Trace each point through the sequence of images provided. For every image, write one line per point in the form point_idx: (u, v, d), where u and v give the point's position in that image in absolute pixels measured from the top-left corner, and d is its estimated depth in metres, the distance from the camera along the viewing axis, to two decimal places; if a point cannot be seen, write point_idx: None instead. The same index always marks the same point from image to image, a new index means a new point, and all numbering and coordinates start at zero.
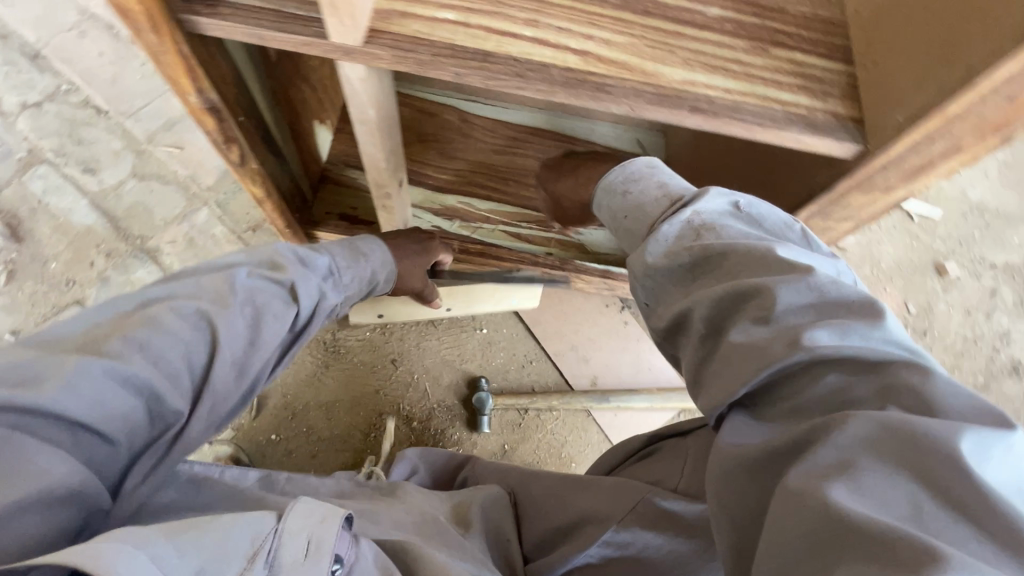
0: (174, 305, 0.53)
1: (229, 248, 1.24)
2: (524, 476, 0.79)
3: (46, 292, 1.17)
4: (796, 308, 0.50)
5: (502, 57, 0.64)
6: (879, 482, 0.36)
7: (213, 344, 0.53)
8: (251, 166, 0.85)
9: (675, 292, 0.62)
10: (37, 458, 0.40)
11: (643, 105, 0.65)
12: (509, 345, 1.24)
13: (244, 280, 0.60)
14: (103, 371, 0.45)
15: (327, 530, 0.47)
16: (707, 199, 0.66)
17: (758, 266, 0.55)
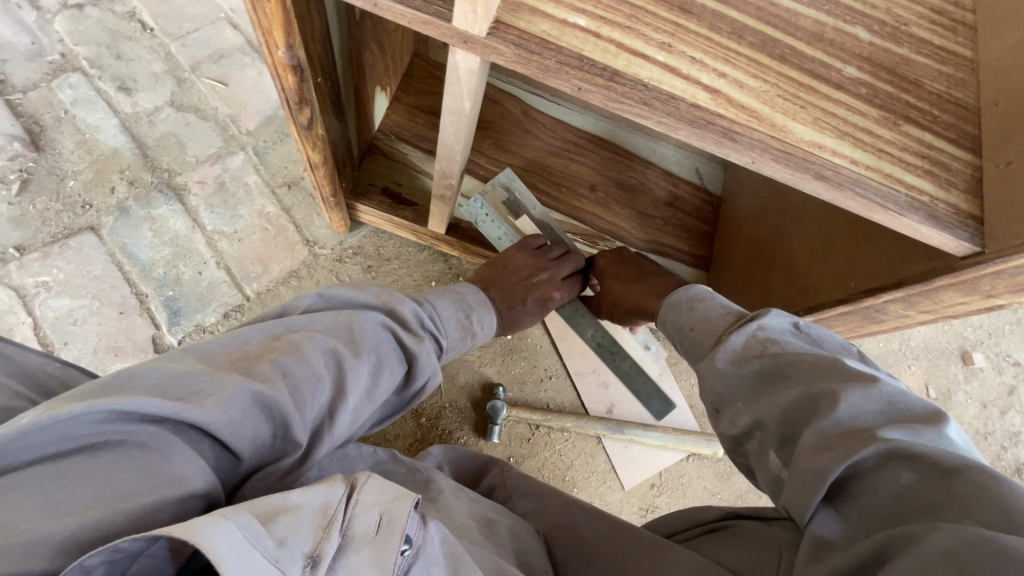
0: (316, 342, 0.52)
1: (260, 201, 1.17)
2: (564, 512, 0.70)
3: (59, 211, 1.09)
4: (866, 408, 0.43)
5: (629, 79, 0.58)
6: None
7: (338, 389, 0.51)
8: (316, 132, 0.78)
9: (742, 400, 0.53)
10: (175, 462, 0.38)
11: (765, 160, 0.61)
12: (531, 356, 1.20)
13: (371, 328, 0.58)
14: (257, 394, 0.43)
15: (401, 508, 0.44)
16: (766, 316, 0.57)
17: (818, 363, 0.48)
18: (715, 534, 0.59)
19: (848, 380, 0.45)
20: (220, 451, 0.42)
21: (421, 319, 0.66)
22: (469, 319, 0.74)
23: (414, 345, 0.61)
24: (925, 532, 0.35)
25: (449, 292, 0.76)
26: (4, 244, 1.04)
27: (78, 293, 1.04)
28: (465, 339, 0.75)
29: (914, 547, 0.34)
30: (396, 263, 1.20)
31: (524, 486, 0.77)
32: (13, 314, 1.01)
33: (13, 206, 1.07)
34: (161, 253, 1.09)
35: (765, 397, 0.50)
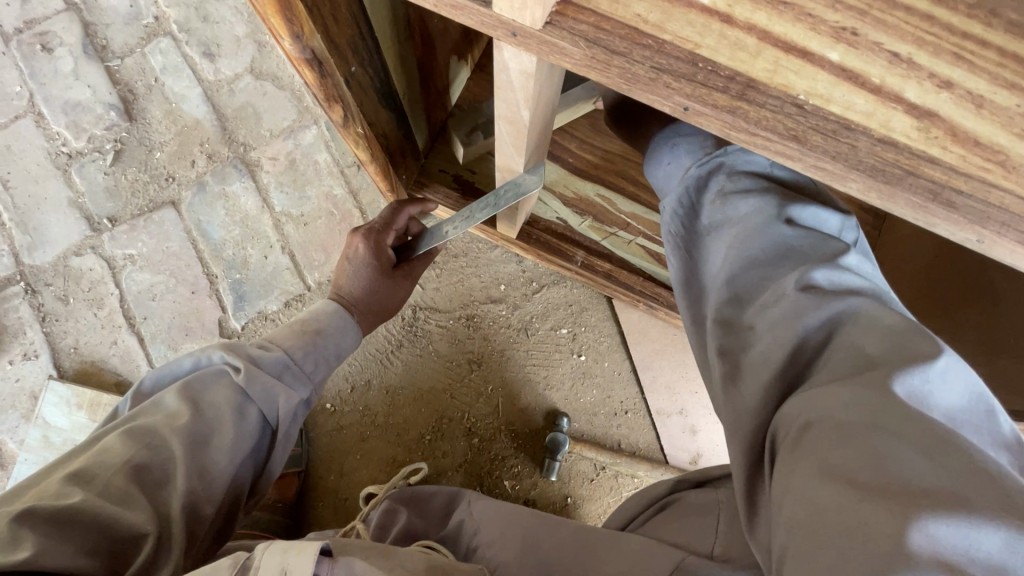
0: (130, 431, 0.55)
1: (328, 181, 1.09)
2: (523, 550, 0.63)
3: (146, 182, 1.10)
4: (786, 242, 0.48)
5: (773, 95, 0.36)
6: (857, 447, 0.32)
7: (170, 460, 0.54)
8: (356, 130, 0.65)
9: (698, 250, 0.54)
10: None
11: (1003, 243, 0.36)
12: (605, 384, 1.03)
13: (194, 387, 0.59)
14: (63, 515, 0.46)
15: (304, 555, 0.42)
16: (736, 155, 0.56)
17: (759, 216, 0.50)
18: (663, 511, 0.65)
19: (783, 228, 0.48)
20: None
21: (254, 352, 0.64)
22: (314, 333, 0.70)
23: (244, 375, 0.61)
24: (817, 381, 0.38)
25: (308, 325, 0.72)
26: (99, 214, 1.08)
27: (158, 269, 1.06)
28: (336, 362, 0.72)
29: (813, 407, 0.36)
30: (463, 261, 1.07)
31: (486, 517, 0.71)
32: (103, 284, 1.06)
33: (108, 176, 1.10)
34: (232, 233, 1.07)
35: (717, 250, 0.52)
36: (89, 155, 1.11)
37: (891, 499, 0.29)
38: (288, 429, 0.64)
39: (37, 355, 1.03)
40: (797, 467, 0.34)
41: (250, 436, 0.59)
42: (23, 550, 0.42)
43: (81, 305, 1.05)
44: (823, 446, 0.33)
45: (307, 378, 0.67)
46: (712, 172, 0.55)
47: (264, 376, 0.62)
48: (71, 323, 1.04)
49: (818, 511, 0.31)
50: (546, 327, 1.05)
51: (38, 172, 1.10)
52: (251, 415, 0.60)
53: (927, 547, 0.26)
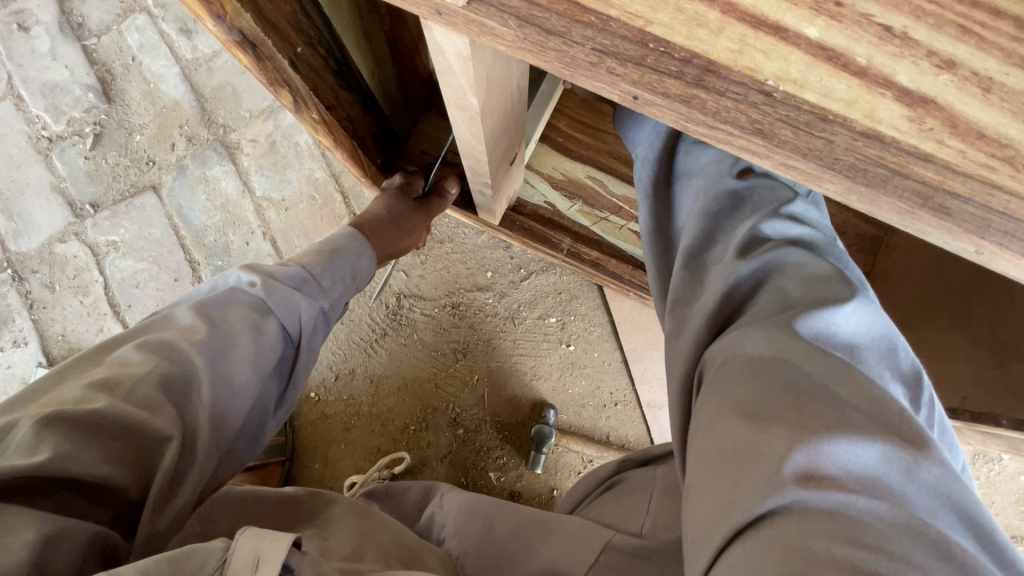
0: (149, 344, 0.51)
1: (309, 164, 1.05)
2: (484, 538, 0.61)
3: (127, 167, 1.08)
4: (739, 199, 0.49)
5: (735, 80, 0.30)
6: (767, 385, 0.35)
7: (193, 370, 0.51)
8: (313, 116, 0.61)
9: (663, 204, 0.54)
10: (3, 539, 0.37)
11: (1007, 254, 0.30)
12: (594, 375, 1.00)
13: (210, 303, 0.56)
14: (91, 421, 0.44)
15: (278, 542, 0.41)
16: None
17: (717, 166, 0.51)
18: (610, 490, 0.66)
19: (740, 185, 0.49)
20: (84, 489, 0.43)
21: (273, 269, 0.64)
22: (331, 253, 0.70)
23: (264, 291, 0.60)
24: (745, 324, 0.41)
25: (322, 246, 0.72)
26: (81, 200, 1.07)
27: (141, 255, 1.05)
28: (353, 279, 0.72)
29: (735, 350, 0.39)
30: (449, 247, 1.03)
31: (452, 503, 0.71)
32: (88, 271, 1.05)
33: (88, 161, 1.08)
34: (213, 219, 1.05)
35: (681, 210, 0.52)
36: (69, 139, 1.08)
37: (790, 428, 0.32)
38: (308, 339, 0.63)
39: (26, 342, 1.03)
40: (713, 403, 0.37)
41: (277, 344, 0.58)
42: (43, 454, 0.41)
43: (67, 293, 1.05)
44: (736, 384, 0.36)
45: (326, 293, 0.67)
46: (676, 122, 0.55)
47: (282, 288, 0.62)
48: (58, 311, 1.04)
49: (724, 442, 0.34)
50: (534, 316, 1.02)
51: (19, 157, 1.08)
52: (270, 325, 0.58)
53: (803, 464, 0.31)
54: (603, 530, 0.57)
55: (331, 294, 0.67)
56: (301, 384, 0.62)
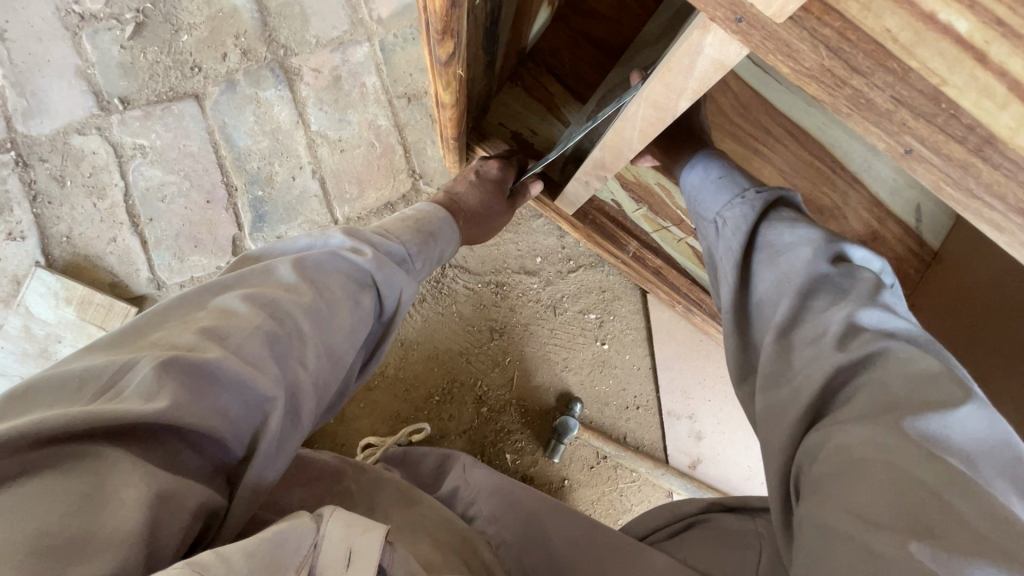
0: (254, 298, 0.48)
1: (373, 109, 0.99)
2: (526, 533, 0.66)
3: (168, 67, 0.98)
4: (825, 281, 0.50)
5: (1014, 157, 0.31)
6: (879, 475, 0.36)
7: (295, 331, 0.48)
8: (455, 71, 0.57)
9: (745, 276, 0.56)
10: (120, 488, 0.34)
11: None
12: (623, 376, 1.02)
13: (310, 265, 0.55)
14: (204, 369, 0.40)
15: (370, 536, 0.40)
16: (780, 192, 0.61)
17: (805, 247, 0.53)
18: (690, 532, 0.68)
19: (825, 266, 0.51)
20: (193, 439, 0.40)
21: (371, 239, 0.62)
22: (427, 235, 0.70)
23: (369, 262, 0.58)
24: (842, 416, 0.42)
25: (420, 227, 0.71)
26: (110, 92, 0.96)
27: (172, 167, 0.96)
28: (433, 265, 0.71)
29: (831, 442, 0.40)
30: None
31: (486, 482, 0.73)
32: (107, 172, 0.95)
33: (124, 51, 0.97)
34: (260, 144, 0.98)
35: (761, 280, 0.55)
36: (105, 22, 0.97)
37: (907, 531, 0.33)
38: (400, 319, 0.62)
39: (24, 237, 0.93)
40: (821, 489, 0.38)
41: (366, 323, 0.56)
42: (161, 400, 0.37)
43: (79, 191, 0.95)
44: (846, 474, 0.38)
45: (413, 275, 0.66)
46: (758, 207, 0.60)
47: (390, 264, 0.60)
48: (66, 209, 0.94)
49: (842, 545, 0.35)
50: (575, 309, 1.02)
51: (42, 29, 0.95)
52: (368, 299, 0.57)
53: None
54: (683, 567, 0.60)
55: (417, 275, 0.68)
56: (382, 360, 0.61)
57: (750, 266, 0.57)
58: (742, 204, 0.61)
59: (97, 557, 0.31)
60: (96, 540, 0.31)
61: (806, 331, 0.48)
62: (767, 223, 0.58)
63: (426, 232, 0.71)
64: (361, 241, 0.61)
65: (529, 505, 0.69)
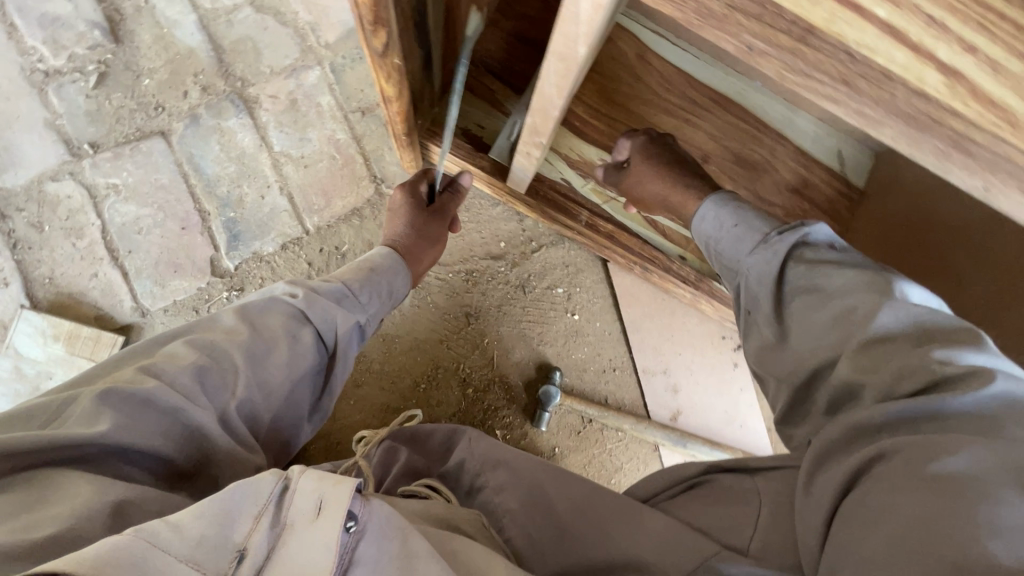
0: (195, 340, 0.58)
1: (331, 125, 1.07)
2: (531, 502, 0.68)
3: (133, 110, 1.04)
4: (896, 321, 0.51)
5: (832, 41, 0.38)
6: (938, 487, 0.39)
7: (230, 366, 0.57)
8: (392, 60, 0.65)
9: (796, 310, 0.59)
10: (73, 486, 0.45)
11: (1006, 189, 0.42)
12: (596, 343, 1.08)
13: (256, 310, 0.63)
14: (137, 397, 0.50)
15: (340, 489, 0.42)
16: (816, 225, 0.63)
17: (859, 284, 0.55)
18: (693, 490, 0.66)
19: (886, 298, 0.53)
20: (134, 458, 0.50)
21: (314, 285, 0.70)
22: (368, 271, 0.76)
23: (302, 301, 0.66)
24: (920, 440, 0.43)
25: (363, 266, 0.78)
26: (79, 139, 1.02)
27: (145, 201, 1.02)
28: (386, 298, 0.78)
29: (919, 456, 0.42)
30: (465, 216, 1.08)
31: (491, 452, 0.76)
32: (83, 213, 1.00)
33: (90, 100, 1.03)
34: (227, 169, 1.04)
35: (814, 312, 0.57)
36: (69, 76, 1.04)
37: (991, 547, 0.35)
38: (343, 347, 0.69)
39: (7, 283, 0.97)
40: (876, 497, 0.42)
41: (308, 358, 0.63)
42: (99, 425, 0.48)
43: (57, 234, 0.99)
44: (902, 489, 0.41)
45: (360, 310, 0.73)
46: (789, 248, 0.63)
47: (322, 301, 0.68)
48: (46, 252, 0.98)
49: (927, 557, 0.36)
50: (543, 286, 1.08)
51: (9, 88, 1.02)
52: (306, 334, 0.64)
53: None
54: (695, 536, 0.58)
55: (368, 309, 0.74)
56: (333, 389, 0.68)
57: (800, 302, 0.59)
58: (782, 239, 0.64)
59: (43, 530, 0.41)
60: (43, 520, 0.42)
61: (863, 358, 0.50)
62: (804, 260, 0.61)
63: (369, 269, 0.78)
64: (302, 287, 0.69)
65: (532, 473, 0.71)
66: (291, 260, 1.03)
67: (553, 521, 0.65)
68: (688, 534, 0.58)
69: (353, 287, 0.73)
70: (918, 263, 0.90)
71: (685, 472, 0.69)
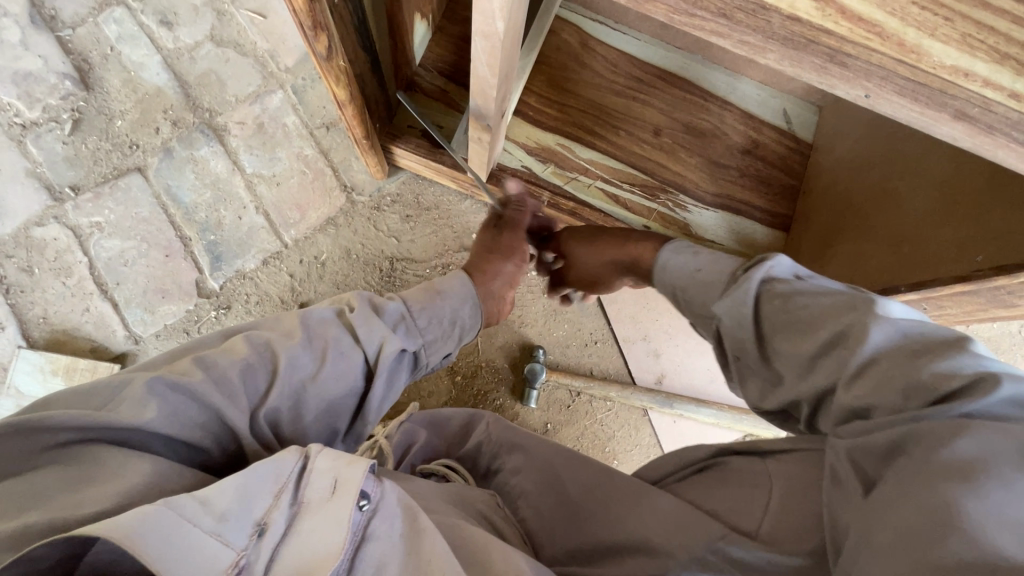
0: (252, 335, 0.53)
1: (298, 143, 1.12)
2: (545, 483, 0.69)
3: (109, 151, 1.10)
4: (887, 336, 0.41)
5: None
6: (936, 490, 0.32)
7: (273, 369, 0.51)
8: (338, 63, 0.70)
9: (782, 357, 0.49)
10: (126, 470, 0.41)
11: (885, 93, 0.46)
12: (575, 319, 1.12)
13: (316, 316, 0.57)
14: (181, 386, 0.46)
15: (356, 469, 0.44)
16: (775, 258, 0.55)
17: (841, 311, 0.45)
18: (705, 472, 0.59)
19: (864, 313, 0.43)
20: (179, 445, 0.46)
21: (374, 298, 0.62)
22: (434, 292, 0.65)
23: (355, 317, 0.58)
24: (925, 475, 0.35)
25: (426, 285, 0.67)
26: (60, 184, 1.07)
27: (128, 234, 1.06)
28: (451, 326, 0.65)
29: (925, 451, 0.35)
30: (436, 213, 1.13)
31: (510, 436, 0.78)
32: (70, 253, 1.05)
33: (67, 146, 1.09)
34: (203, 196, 1.09)
35: (801, 355, 0.47)
36: (45, 126, 1.09)
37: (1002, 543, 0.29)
38: (387, 371, 0.58)
39: (3, 327, 1.01)
40: (868, 515, 0.35)
41: (347, 378, 0.55)
42: (151, 411, 0.44)
43: (47, 275, 1.04)
44: (903, 488, 0.34)
45: (418, 335, 0.62)
46: (757, 286, 0.53)
47: (376, 320, 0.58)
48: (38, 294, 1.03)
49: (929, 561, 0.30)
50: None
51: None
52: (354, 356, 0.56)
53: None
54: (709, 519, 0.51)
55: (425, 336, 0.63)
56: (369, 420, 0.59)
57: (787, 356, 0.48)
58: (742, 285, 0.54)
59: (92, 506, 0.38)
60: (87, 500, 0.39)
61: (855, 387, 0.41)
62: (776, 295, 0.51)
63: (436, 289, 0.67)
64: (367, 302, 0.61)
65: (545, 456, 0.72)
66: (273, 270, 1.08)
67: (566, 496, 0.66)
68: (697, 516, 0.52)
69: (414, 308, 0.62)
70: (866, 190, 0.91)
71: (692, 455, 0.62)
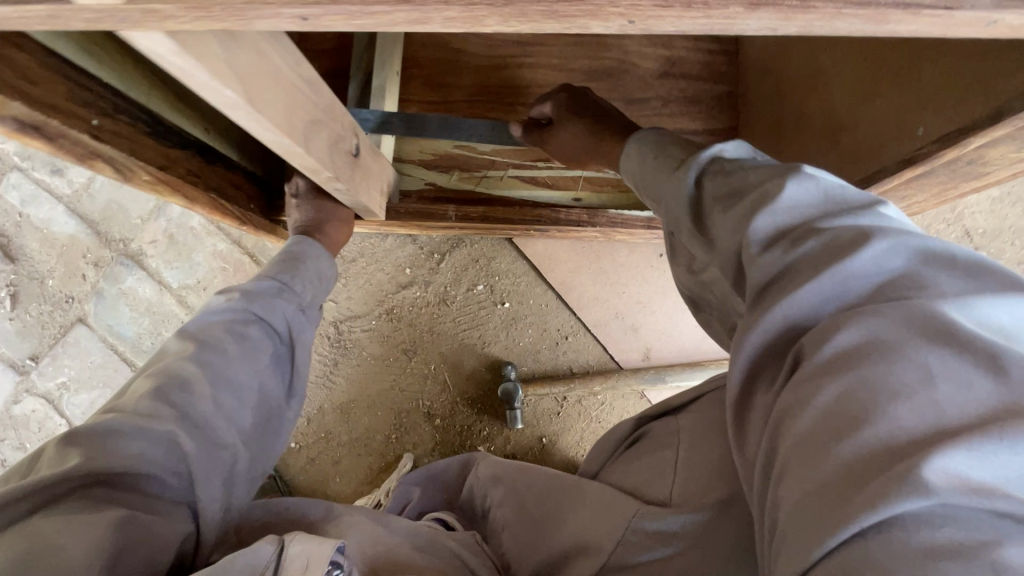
0: (148, 371, 0.51)
1: (211, 241, 1.11)
2: (523, 512, 0.59)
3: (50, 312, 1.11)
4: (794, 204, 0.34)
5: None
6: (836, 388, 0.26)
7: (187, 375, 0.51)
8: (143, 177, 0.65)
9: (711, 233, 0.40)
10: (64, 534, 0.37)
11: (659, 13, 0.33)
12: (537, 320, 1.03)
13: (194, 324, 0.58)
14: (105, 429, 0.44)
15: (327, 545, 0.40)
16: (726, 142, 0.45)
17: (770, 179, 0.37)
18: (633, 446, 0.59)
19: (777, 177, 0.36)
20: (141, 483, 0.43)
21: (244, 284, 0.65)
22: (294, 259, 0.70)
23: (235, 298, 0.62)
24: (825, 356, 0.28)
25: (283, 257, 0.71)
26: (20, 358, 1.10)
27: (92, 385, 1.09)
28: (322, 284, 0.73)
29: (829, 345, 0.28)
30: (363, 261, 1.06)
31: (501, 469, 0.66)
32: (50, 419, 1.09)
33: (14, 321, 1.11)
34: (143, 325, 1.10)
35: (726, 229, 0.38)
36: None
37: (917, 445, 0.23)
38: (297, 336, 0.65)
39: None
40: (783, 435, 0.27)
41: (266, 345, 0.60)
42: (73, 459, 0.41)
43: None
44: (812, 395, 0.27)
45: (302, 301, 0.68)
46: (699, 168, 0.44)
47: (261, 297, 0.63)
48: None
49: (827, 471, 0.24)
50: (463, 290, 1.05)
51: None
52: (253, 330, 0.60)
53: (943, 483, 0.22)
54: (629, 502, 0.50)
55: (305, 297, 0.69)
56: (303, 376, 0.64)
57: (713, 224, 0.40)
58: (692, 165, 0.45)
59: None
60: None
61: (770, 258, 0.32)
62: (718, 172, 0.42)
63: (293, 258, 0.71)
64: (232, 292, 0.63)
65: (526, 483, 0.62)
66: None
67: (535, 520, 0.57)
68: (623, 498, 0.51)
69: (287, 278, 0.68)
70: (792, 78, 0.75)
71: (619, 434, 0.63)
